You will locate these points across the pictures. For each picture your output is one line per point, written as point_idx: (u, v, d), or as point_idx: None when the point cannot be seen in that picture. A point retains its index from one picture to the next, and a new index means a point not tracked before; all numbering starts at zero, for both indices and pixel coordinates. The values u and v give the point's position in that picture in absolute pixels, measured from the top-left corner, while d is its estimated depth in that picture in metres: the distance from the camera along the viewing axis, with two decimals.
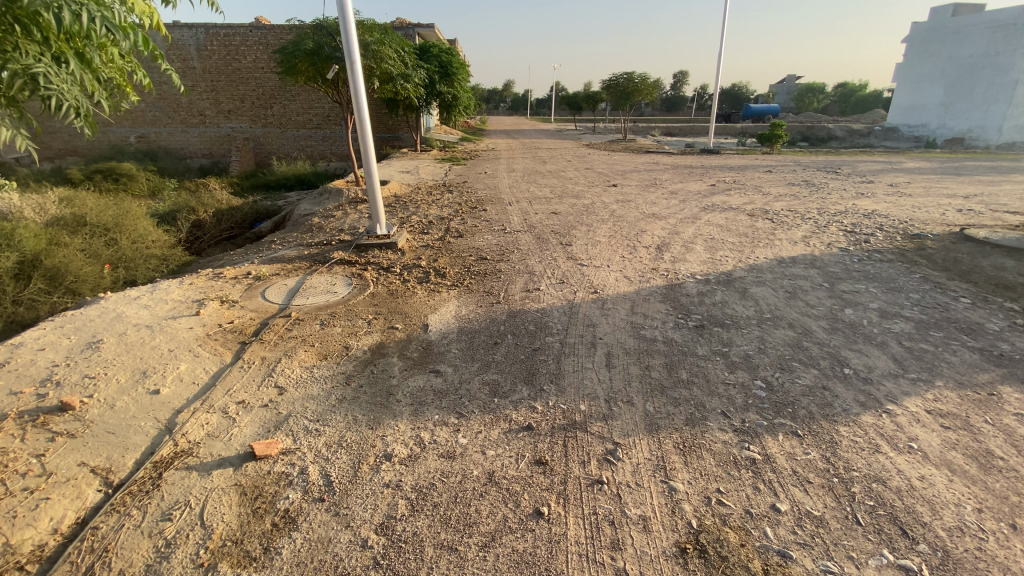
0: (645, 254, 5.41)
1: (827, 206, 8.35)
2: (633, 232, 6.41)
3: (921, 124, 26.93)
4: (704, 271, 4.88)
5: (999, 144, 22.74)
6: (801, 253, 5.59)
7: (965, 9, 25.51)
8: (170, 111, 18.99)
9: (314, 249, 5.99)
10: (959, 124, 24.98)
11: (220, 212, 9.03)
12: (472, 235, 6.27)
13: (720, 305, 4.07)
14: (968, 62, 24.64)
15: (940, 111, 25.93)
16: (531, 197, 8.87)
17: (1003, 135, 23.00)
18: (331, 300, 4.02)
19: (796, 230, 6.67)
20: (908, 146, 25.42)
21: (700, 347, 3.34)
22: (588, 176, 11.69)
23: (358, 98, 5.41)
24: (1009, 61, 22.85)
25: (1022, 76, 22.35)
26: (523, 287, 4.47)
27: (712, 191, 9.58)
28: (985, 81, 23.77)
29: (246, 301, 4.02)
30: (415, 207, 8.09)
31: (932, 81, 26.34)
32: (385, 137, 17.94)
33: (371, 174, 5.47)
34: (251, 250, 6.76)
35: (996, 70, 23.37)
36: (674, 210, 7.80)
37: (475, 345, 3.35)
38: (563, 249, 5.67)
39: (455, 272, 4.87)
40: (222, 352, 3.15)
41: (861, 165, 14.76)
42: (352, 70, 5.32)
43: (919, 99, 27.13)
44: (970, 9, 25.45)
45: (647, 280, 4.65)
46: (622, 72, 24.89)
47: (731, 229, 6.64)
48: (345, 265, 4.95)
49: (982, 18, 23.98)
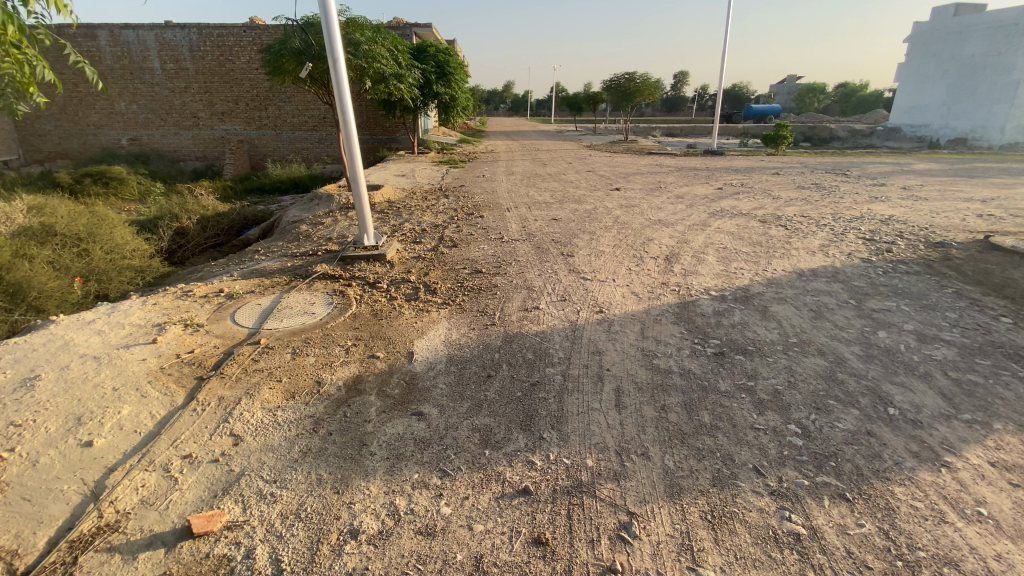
0: (653, 266, 5.01)
1: (842, 211, 7.94)
2: (639, 241, 6.01)
3: (924, 124, 26.49)
4: (718, 286, 4.48)
5: (1002, 144, 22.27)
6: (821, 265, 5.19)
7: (968, 8, 25.09)
8: (163, 112, 18.53)
9: (298, 261, 5.60)
10: (962, 124, 24.52)
11: (205, 219, 8.64)
12: (467, 245, 5.86)
13: (740, 328, 3.66)
14: (969, 62, 24.23)
15: (943, 110, 25.48)
16: (531, 202, 8.46)
17: (1005, 135, 22.53)
18: (307, 324, 3.62)
19: (812, 238, 6.26)
20: (912, 146, 25.00)
21: (721, 381, 2.93)
22: (590, 179, 11.30)
23: (343, 99, 4.99)
24: (1011, 62, 22.43)
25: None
26: (520, 305, 4.06)
27: (720, 195, 9.17)
28: (986, 81, 23.33)
29: (214, 324, 3.63)
30: (408, 213, 7.71)
31: (934, 81, 25.89)
32: (381, 139, 17.53)
33: (357, 181, 5.07)
34: (233, 261, 6.37)
35: (998, 70, 22.92)
36: (681, 216, 7.40)
37: (465, 378, 2.93)
38: (565, 260, 5.27)
39: (446, 288, 4.46)
40: (174, 391, 2.75)
41: (871, 166, 14.32)
42: (335, 68, 4.89)
43: (921, 99, 26.72)
44: (971, 9, 25.02)
45: (657, 296, 4.25)
46: (623, 72, 24.48)
47: (743, 237, 6.24)
48: (327, 281, 4.55)
49: (984, 18, 23.57)
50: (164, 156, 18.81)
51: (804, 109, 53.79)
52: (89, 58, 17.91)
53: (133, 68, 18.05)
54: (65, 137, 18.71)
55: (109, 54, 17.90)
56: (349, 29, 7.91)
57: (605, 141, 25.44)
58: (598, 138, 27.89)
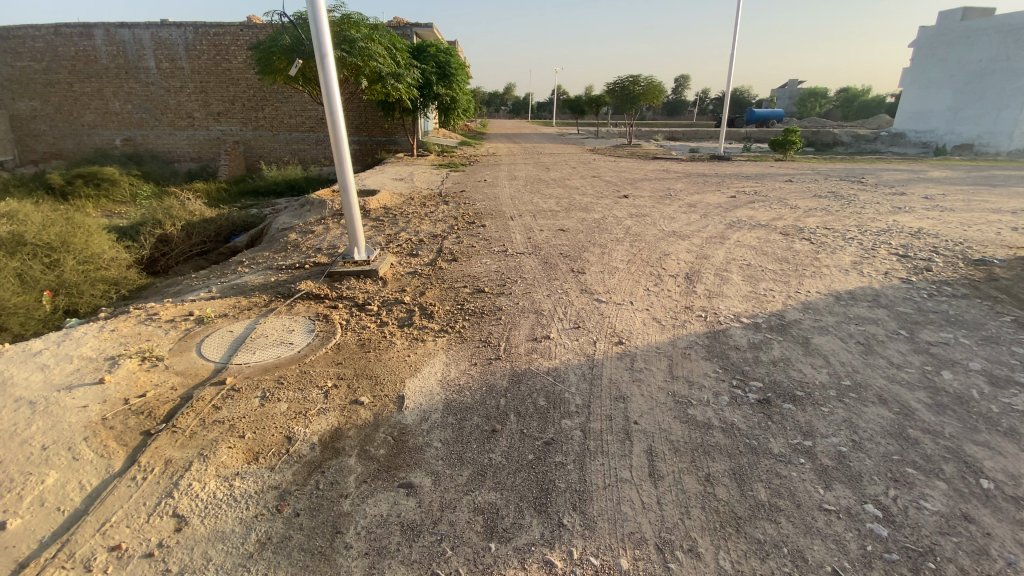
0: (674, 286, 4.54)
1: (866, 223, 7.47)
2: (655, 255, 5.53)
3: (929, 130, 26.06)
4: (750, 311, 4.01)
5: (1011, 151, 21.85)
6: (858, 286, 4.71)
7: (975, 13, 24.65)
8: (158, 112, 18.04)
9: (283, 276, 5.12)
10: (968, 130, 24.03)
11: (190, 226, 8.16)
12: (468, 259, 5.38)
13: (783, 368, 3.16)
14: (976, 67, 23.70)
15: (950, 115, 24.99)
16: (535, 210, 8.01)
17: (1014, 141, 22.11)
18: (283, 358, 3.13)
19: (842, 254, 5.79)
20: (917, 152, 24.59)
21: (773, 441, 2.45)
22: (596, 185, 10.86)
23: (331, 99, 4.49)
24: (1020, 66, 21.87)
25: None
26: (528, 333, 3.57)
27: (734, 204, 8.69)
28: (995, 86, 22.87)
29: (177, 358, 3.14)
30: (405, 221, 7.24)
31: (940, 86, 25.43)
32: (381, 141, 17.08)
33: (348, 190, 4.60)
34: (216, 273, 5.90)
35: (1006, 75, 22.43)
36: (697, 227, 6.95)
37: (465, 433, 2.44)
38: (576, 277, 4.79)
39: (445, 311, 3.97)
40: (114, 452, 2.27)
41: (885, 174, 13.83)
42: (323, 65, 4.37)
43: (926, 105, 26.28)
44: (978, 14, 24.65)
45: (683, 324, 3.76)
46: (628, 75, 24.01)
47: (767, 252, 5.77)
48: (311, 302, 4.07)
49: (992, 22, 23.14)
50: (159, 157, 18.33)
51: (807, 114, 53.35)
52: (83, 57, 17.46)
53: (127, 67, 17.57)
54: (57, 137, 18.24)
55: (104, 53, 17.43)
56: (344, 25, 7.52)
57: (609, 145, 25.02)
58: (600, 141, 27.51)
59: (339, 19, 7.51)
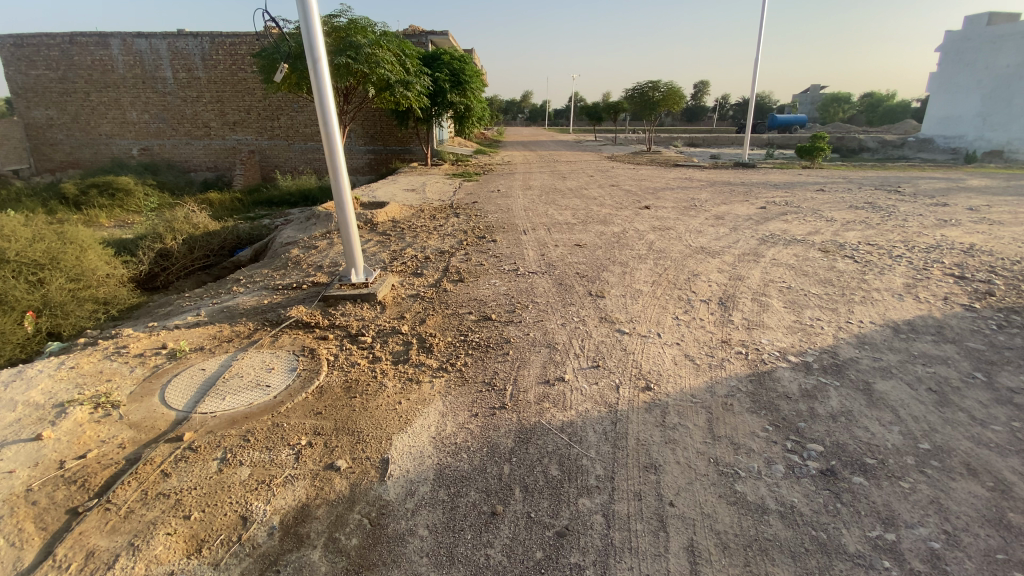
0: (706, 314, 4.05)
1: (910, 239, 6.83)
2: (682, 276, 5.02)
3: (957, 135, 24.93)
4: (796, 347, 3.50)
5: None
6: (916, 315, 4.14)
7: (1003, 17, 23.70)
8: (174, 122, 18.09)
9: (276, 298, 4.74)
10: (998, 136, 22.87)
11: (192, 238, 7.89)
12: (476, 280, 4.95)
13: (844, 426, 2.63)
14: (1007, 72, 22.64)
15: (979, 121, 23.87)
16: (551, 223, 7.56)
17: None
18: (254, 406, 2.71)
19: (890, 274, 5.21)
20: (946, 159, 23.55)
21: (845, 535, 1.93)
22: (615, 195, 10.38)
23: (325, 106, 4.04)
24: None
25: None
26: (540, 373, 3.08)
27: (765, 216, 8.12)
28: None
29: (135, 404, 2.77)
30: (413, 236, 6.85)
31: (970, 91, 24.33)
32: (395, 150, 16.84)
33: (344, 208, 4.21)
34: (211, 291, 5.58)
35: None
36: (725, 242, 6.43)
37: (459, 518, 1.97)
38: (594, 302, 4.29)
39: (447, 343, 3.52)
40: (28, 540, 1.90)
41: (922, 183, 13.05)
42: (315, 70, 3.92)
43: (954, 110, 25.21)
44: (1008, 17, 23.70)
45: (721, 364, 3.24)
46: (646, 81, 23.46)
47: (807, 273, 5.22)
48: (299, 331, 3.66)
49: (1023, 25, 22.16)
50: (175, 166, 18.36)
51: (829, 120, 52.13)
52: (102, 67, 17.59)
53: (145, 77, 17.64)
54: (77, 147, 18.40)
55: (122, 64, 17.54)
56: (349, 31, 6.91)
57: (627, 152, 24.51)
58: (618, 148, 27.03)
59: (344, 25, 6.91)
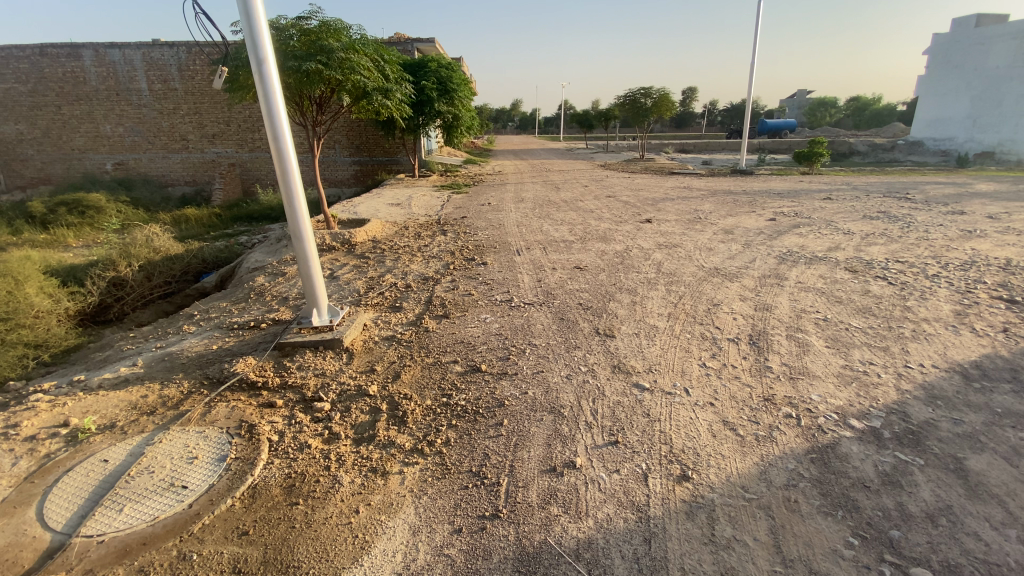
0: (739, 359, 3.38)
1: (939, 254, 6.24)
2: (700, 306, 4.36)
3: (948, 137, 24.65)
4: (856, 407, 2.85)
5: None
6: (981, 354, 3.49)
7: (989, 20, 23.55)
8: (151, 135, 17.29)
9: (229, 343, 4.03)
10: (989, 138, 22.61)
11: (152, 264, 7.11)
12: (465, 314, 4.26)
13: (952, 536, 1.98)
14: (996, 74, 22.41)
15: (969, 123, 23.59)
16: (547, 241, 6.90)
17: None
18: (161, 522, 2.01)
19: (934, 299, 4.59)
20: (936, 161, 23.32)
21: None
22: (613, 207, 9.76)
23: (275, 115, 3.31)
24: None
25: None
26: (543, 457, 2.38)
27: (777, 229, 7.50)
28: (1013, 93, 21.57)
29: (2, 521, 2.06)
30: (394, 258, 6.16)
31: (958, 93, 24.11)
32: (381, 161, 16.21)
33: (302, 240, 3.52)
34: (159, 330, 4.85)
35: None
36: (741, 261, 5.80)
37: None
38: (603, 344, 3.60)
39: (425, 407, 2.81)
40: None
41: (930, 188, 12.54)
42: (261, 73, 3.20)
43: (944, 112, 24.94)
44: (993, 20, 23.57)
45: (771, 437, 2.57)
46: (638, 87, 22.99)
47: (840, 299, 4.59)
48: (243, 396, 2.97)
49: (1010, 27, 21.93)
50: (151, 181, 17.54)
51: (817, 125, 52.25)
52: (74, 80, 16.82)
53: (118, 89, 16.88)
54: (48, 163, 17.55)
55: (95, 76, 16.77)
56: (320, 34, 6.17)
57: (621, 159, 23.98)
58: (611, 156, 26.46)
59: (315, 27, 6.16)
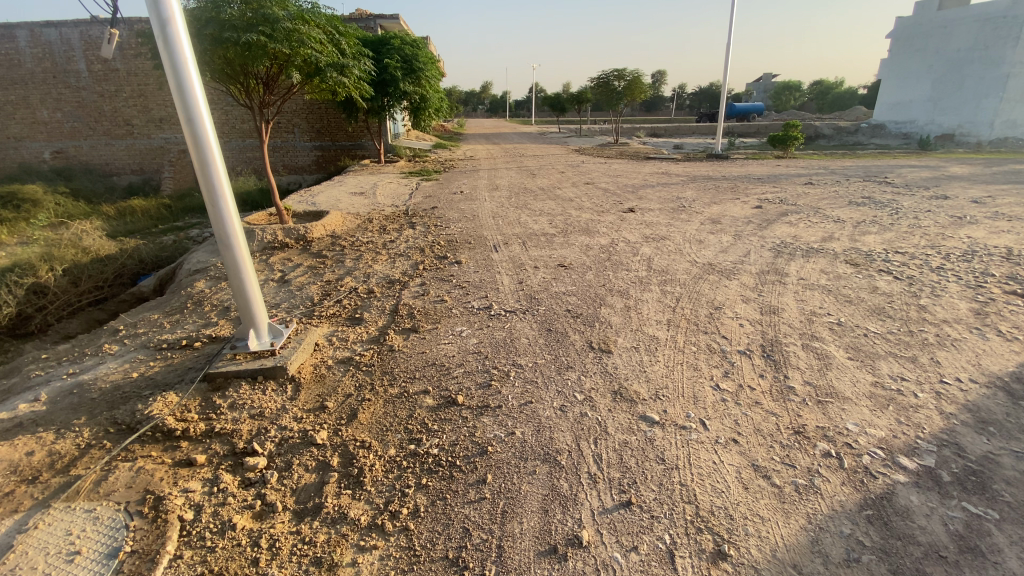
0: (757, 378, 2.92)
1: (936, 242, 5.95)
2: (701, 310, 3.90)
3: (909, 120, 24.74)
4: (901, 440, 2.43)
5: (992, 140, 21.01)
6: (1019, 363, 3.12)
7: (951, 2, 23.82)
8: (90, 120, 15.83)
9: (154, 370, 3.37)
10: (948, 120, 22.94)
11: (80, 267, 6.25)
12: (435, 325, 3.68)
13: None
14: (954, 57, 22.74)
15: (929, 105, 23.83)
16: (526, 234, 6.34)
17: (995, 130, 21.23)
18: None
19: (948, 296, 4.23)
20: (898, 143, 23.58)
21: None
22: (593, 195, 9.24)
23: (186, 93, 2.61)
24: (998, 55, 21.03)
25: (1014, 69, 20.57)
26: (539, 533, 1.87)
27: (766, 218, 7.13)
28: (974, 75, 21.92)
29: None
30: (355, 257, 5.50)
31: (919, 75, 24.33)
32: (345, 146, 15.34)
33: (232, 247, 2.88)
34: (75, 350, 4.11)
35: (985, 63, 21.50)
36: (736, 255, 5.37)
37: None
38: (599, 362, 3.09)
39: (387, 462, 2.25)
40: None
41: (906, 171, 12.43)
42: (165, 38, 2.50)
43: (906, 95, 24.99)
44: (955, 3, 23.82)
45: (814, 486, 2.11)
46: (611, 69, 22.39)
47: (849, 298, 4.20)
48: (155, 452, 2.36)
49: (969, 11, 22.16)
50: (93, 170, 16.09)
51: (784, 108, 52.87)
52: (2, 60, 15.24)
53: (53, 71, 15.35)
54: None
55: (26, 56, 15.24)
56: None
57: (595, 143, 23.48)
58: (584, 140, 25.91)
59: None
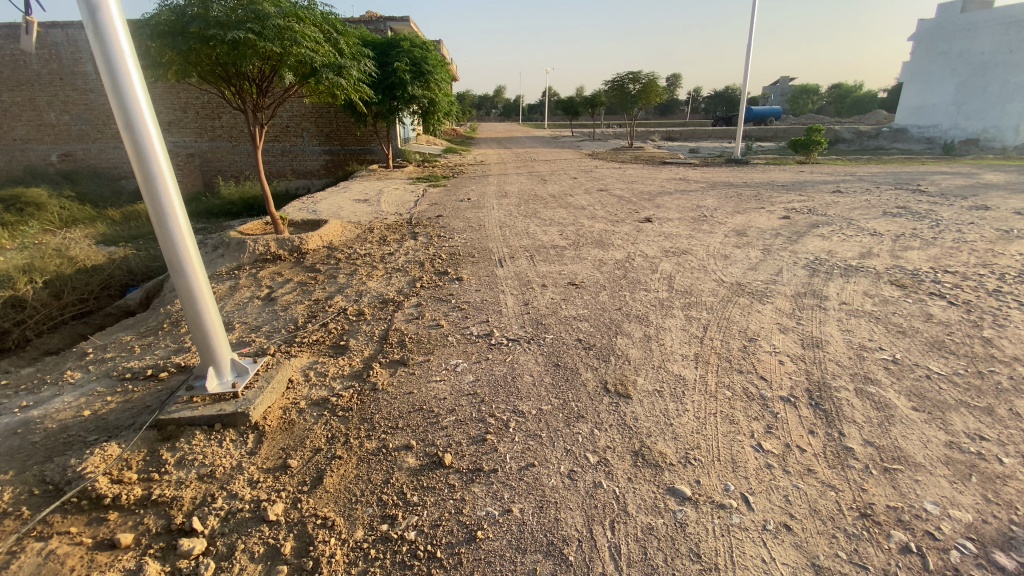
0: (805, 435, 2.43)
1: (985, 260, 5.39)
2: (733, 342, 3.41)
3: (931, 124, 23.83)
4: (997, 527, 1.92)
5: (1016, 145, 20.02)
6: None
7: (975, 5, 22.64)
8: (99, 123, 15.76)
9: (107, 405, 2.98)
10: (974, 125, 21.98)
11: (65, 278, 5.95)
12: (427, 358, 3.23)
13: None
14: (978, 61, 21.91)
15: (952, 110, 22.91)
16: (534, 246, 5.88)
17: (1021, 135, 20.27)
18: None
19: (1015, 326, 3.69)
20: (922, 148, 22.68)
21: None
22: (607, 203, 8.76)
23: (123, 92, 2.18)
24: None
25: None
26: None
27: (795, 230, 6.60)
28: (997, 80, 21.11)
29: None
30: (349, 272, 5.09)
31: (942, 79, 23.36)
32: (354, 151, 14.98)
33: (186, 273, 2.46)
34: (38, 375, 3.76)
35: (1010, 67, 20.69)
36: (766, 273, 4.87)
37: None
38: (615, 410, 2.62)
39: (349, 550, 1.80)
40: None
41: (939, 179, 11.77)
42: (96, 26, 2.08)
43: (926, 99, 24.11)
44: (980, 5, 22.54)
45: None
46: (626, 72, 21.85)
47: (901, 328, 3.67)
48: (77, 528, 1.96)
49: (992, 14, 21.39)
50: (102, 173, 16.01)
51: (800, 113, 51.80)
52: (12, 63, 15.21)
53: (62, 73, 15.31)
54: None
55: (35, 58, 15.18)
56: None
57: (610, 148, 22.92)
58: (599, 145, 25.35)
59: None
